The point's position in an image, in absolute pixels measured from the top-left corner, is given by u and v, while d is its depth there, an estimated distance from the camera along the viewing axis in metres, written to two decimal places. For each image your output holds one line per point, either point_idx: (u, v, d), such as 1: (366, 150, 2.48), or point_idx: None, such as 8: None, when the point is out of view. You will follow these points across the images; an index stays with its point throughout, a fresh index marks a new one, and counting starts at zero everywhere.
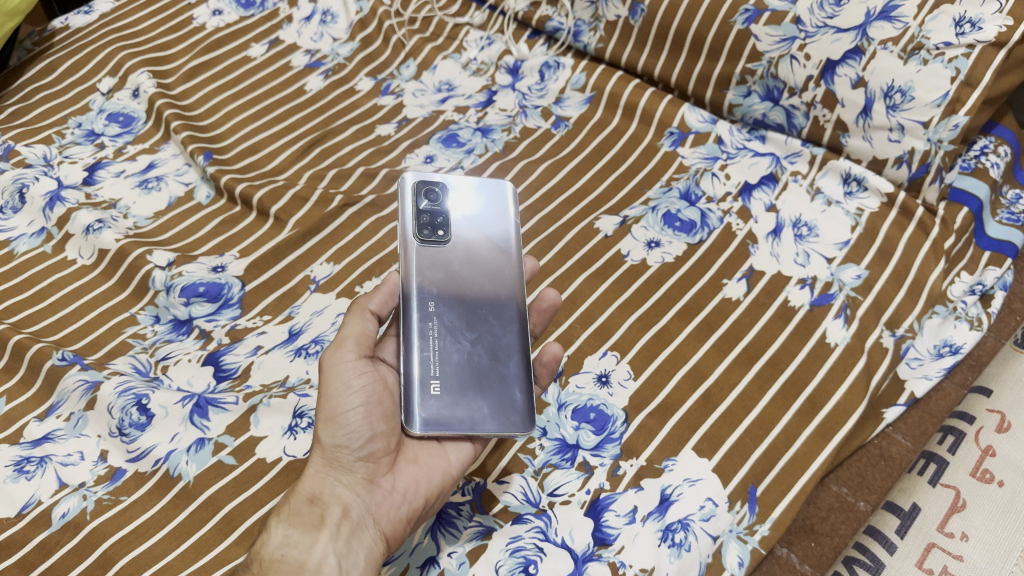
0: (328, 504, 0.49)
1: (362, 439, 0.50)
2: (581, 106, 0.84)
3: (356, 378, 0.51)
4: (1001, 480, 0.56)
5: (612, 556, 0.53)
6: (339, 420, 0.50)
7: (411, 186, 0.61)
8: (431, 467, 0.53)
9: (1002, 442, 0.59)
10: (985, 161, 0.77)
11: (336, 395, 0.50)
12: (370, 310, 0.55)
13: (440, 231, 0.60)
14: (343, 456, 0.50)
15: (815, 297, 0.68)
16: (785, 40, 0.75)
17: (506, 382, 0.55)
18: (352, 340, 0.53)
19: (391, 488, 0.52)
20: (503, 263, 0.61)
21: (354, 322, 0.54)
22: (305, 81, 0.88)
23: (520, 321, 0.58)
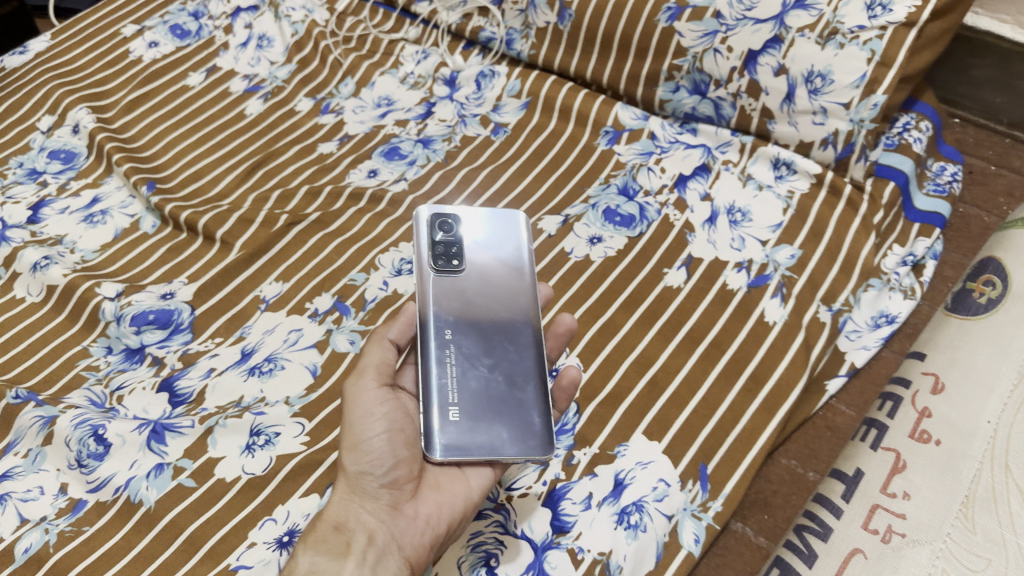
0: (353, 530, 0.50)
1: (384, 464, 0.52)
2: (518, 111, 0.86)
3: (377, 404, 0.53)
4: (938, 439, 0.59)
5: (571, 542, 0.55)
6: (361, 446, 0.52)
7: (422, 219, 0.63)
8: (453, 492, 0.53)
9: (937, 402, 0.61)
10: (908, 137, 0.80)
11: (359, 422, 0.52)
12: (392, 339, 0.57)
13: (454, 260, 0.61)
14: (366, 483, 0.51)
15: (751, 279, 0.70)
16: (707, 35, 0.77)
17: (524, 406, 0.56)
18: (374, 368, 0.55)
19: (415, 515, 0.52)
20: (518, 289, 0.62)
21: (376, 351, 0.56)
22: (245, 105, 0.89)
23: (536, 345, 0.59)
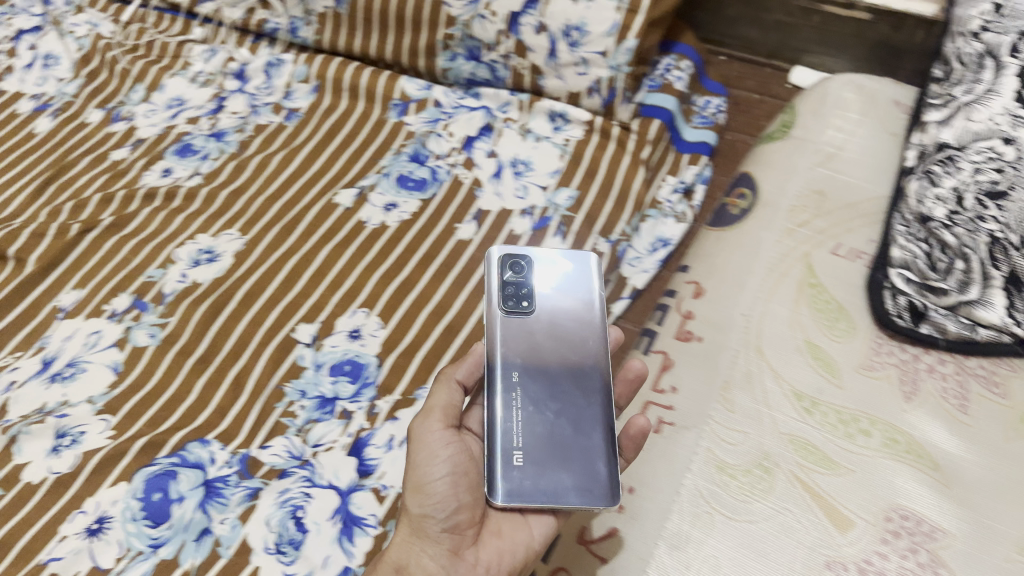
0: (412, 575, 0.51)
1: (448, 508, 0.52)
2: (309, 95, 0.88)
3: (443, 449, 0.53)
4: (700, 336, 0.67)
5: (375, 482, 0.58)
6: (426, 489, 0.52)
7: (495, 258, 0.64)
8: (512, 539, 0.53)
9: (699, 306, 0.69)
10: (670, 77, 0.87)
11: (425, 464, 0.52)
12: (457, 379, 0.58)
13: (524, 302, 0.62)
14: (428, 526, 0.52)
15: (534, 223, 0.75)
16: (470, 3, 0.80)
17: (587, 456, 0.55)
18: (441, 410, 0.55)
19: (476, 562, 0.52)
20: (587, 333, 0.62)
21: (443, 393, 0.57)
22: (33, 125, 0.89)
23: (604, 393, 0.59)
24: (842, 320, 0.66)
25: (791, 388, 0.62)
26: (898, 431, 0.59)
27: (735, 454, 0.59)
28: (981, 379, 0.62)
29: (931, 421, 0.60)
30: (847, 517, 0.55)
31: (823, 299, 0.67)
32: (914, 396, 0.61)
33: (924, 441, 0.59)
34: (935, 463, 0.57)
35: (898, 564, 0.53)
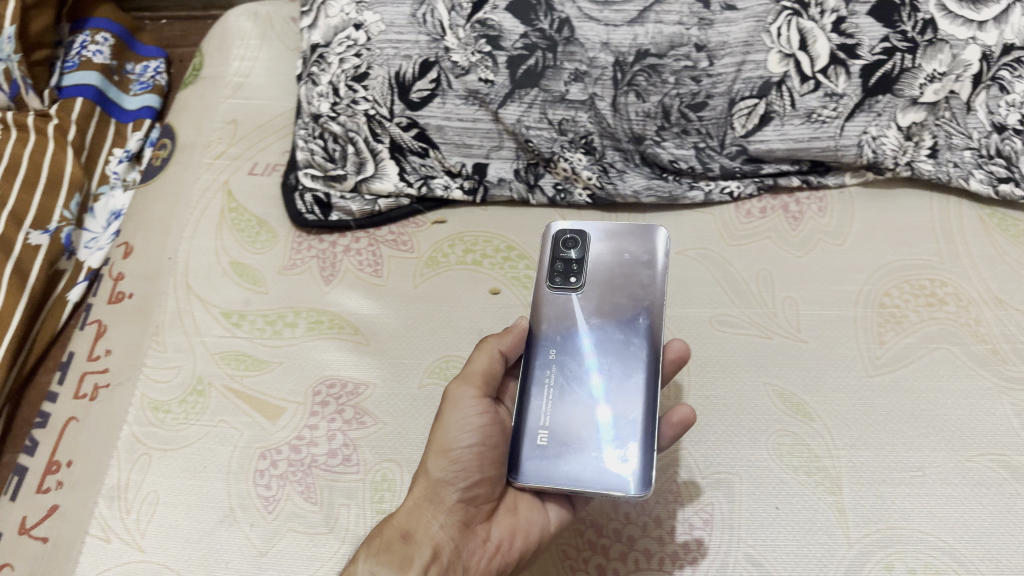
0: (420, 542, 0.48)
1: (469, 478, 0.49)
2: None
3: (473, 415, 0.51)
4: (130, 292, 0.66)
5: None
6: (450, 454, 0.49)
7: (551, 236, 0.59)
8: (527, 522, 0.51)
9: (129, 264, 0.68)
10: (87, 53, 0.85)
11: (452, 429, 0.50)
12: (501, 350, 0.54)
13: (573, 277, 0.57)
14: (445, 492, 0.49)
15: None
16: None
17: (622, 439, 0.50)
18: (479, 378, 0.53)
19: (487, 538, 0.50)
20: (638, 310, 0.55)
21: (479, 362, 0.54)
22: None
23: (648, 372, 0.53)
24: (263, 234, 0.69)
25: (219, 309, 0.65)
26: (321, 312, 0.65)
27: (166, 392, 0.61)
28: (390, 242, 0.69)
29: (348, 293, 0.66)
30: (275, 407, 0.60)
31: (243, 219, 0.70)
32: (332, 277, 0.67)
33: (343, 312, 0.65)
34: (353, 328, 0.64)
35: (326, 428, 0.58)
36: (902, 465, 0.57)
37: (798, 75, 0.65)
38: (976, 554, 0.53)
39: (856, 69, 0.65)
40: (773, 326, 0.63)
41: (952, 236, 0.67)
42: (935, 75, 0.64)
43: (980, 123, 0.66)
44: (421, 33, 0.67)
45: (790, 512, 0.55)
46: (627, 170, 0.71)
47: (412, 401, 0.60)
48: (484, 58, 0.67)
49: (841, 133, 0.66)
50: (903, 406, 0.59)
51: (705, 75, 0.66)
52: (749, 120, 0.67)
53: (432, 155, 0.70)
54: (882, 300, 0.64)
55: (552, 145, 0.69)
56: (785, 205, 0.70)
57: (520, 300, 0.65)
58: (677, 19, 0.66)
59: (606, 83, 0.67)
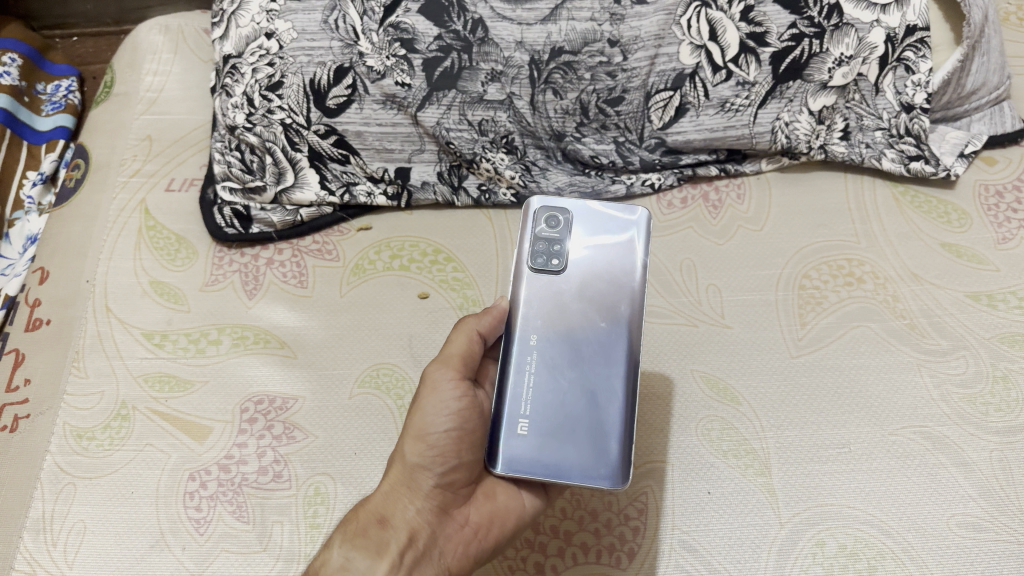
0: (396, 528, 0.46)
1: (447, 463, 0.48)
2: None
3: (454, 399, 0.48)
4: (48, 318, 0.65)
5: None
6: (428, 438, 0.48)
7: (533, 213, 0.55)
8: (505, 508, 0.50)
9: (46, 289, 0.66)
10: None
11: (430, 413, 0.48)
12: (480, 330, 0.52)
13: (555, 260, 0.54)
14: (422, 476, 0.48)
15: None
16: None
17: (602, 433, 0.49)
18: (458, 360, 0.50)
19: (464, 523, 0.49)
20: (622, 300, 0.52)
21: (457, 342, 0.51)
22: None
23: (630, 364, 0.51)
24: (183, 250, 0.69)
25: (140, 331, 0.64)
26: (246, 327, 0.64)
27: (89, 418, 0.59)
28: (314, 252, 0.68)
29: (274, 307, 0.65)
30: (203, 427, 0.59)
31: (161, 237, 0.69)
32: (256, 291, 0.66)
33: (269, 326, 0.64)
34: (280, 342, 0.63)
35: (255, 445, 0.58)
36: (829, 442, 0.58)
37: (709, 65, 0.66)
38: (902, 525, 0.54)
39: (766, 56, 0.66)
40: (697, 314, 0.64)
41: (867, 216, 0.68)
42: (843, 58, 0.65)
43: (890, 104, 0.68)
44: (335, 38, 0.65)
45: (722, 497, 0.56)
46: (550, 166, 0.71)
47: (341, 411, 0.59)
48: (399, 62, 0.66)
49: (754, 121, 0.68)
50: (827, 385, 0.60)
51: (620, 70, 0.67)
52: (665, 113, 0.68)
53: (353, 161, 0.70)
54: (803, 282, 0.65)
55: (473, 146, 0.69)
56: (706, 194, 0.71)
57: (448, 303, 0.65)
58: (589, 15, 0.65)
59: (523, 83, 0.67)
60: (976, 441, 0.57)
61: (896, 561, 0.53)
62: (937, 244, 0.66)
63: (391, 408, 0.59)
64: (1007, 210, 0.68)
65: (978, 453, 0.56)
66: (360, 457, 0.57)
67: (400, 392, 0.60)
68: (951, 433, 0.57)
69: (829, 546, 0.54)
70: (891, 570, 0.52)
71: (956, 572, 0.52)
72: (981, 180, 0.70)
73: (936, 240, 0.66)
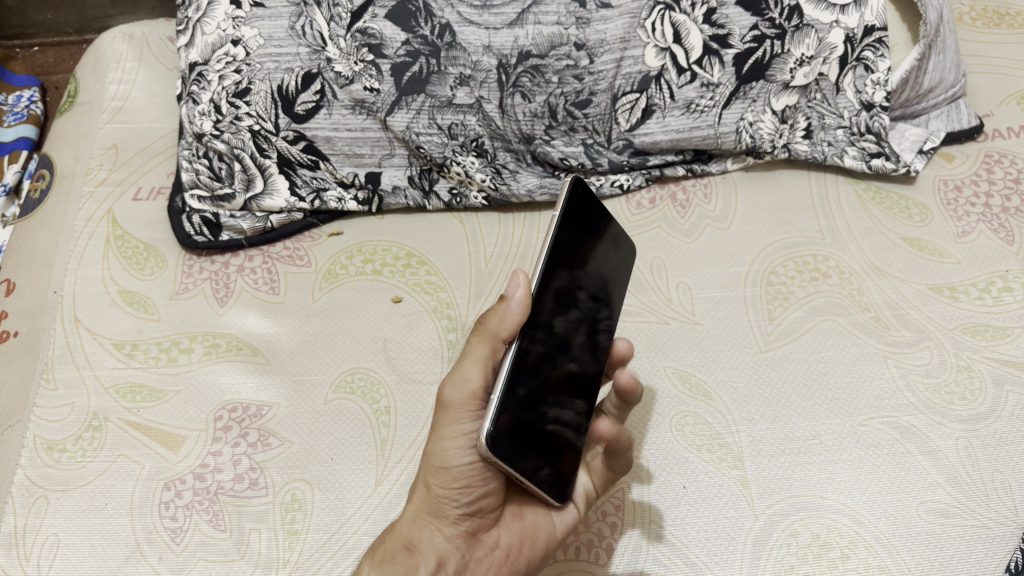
0: (423, 554, 0.48)
1: (472, 494, 0.48)
2: None
3: (477, 429, 0.47)
4: (14, 330, 0.64)
5: None
6: (451, 469, 0.47)
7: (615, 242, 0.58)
8: (533, 527, 0.52)
9: (12, 301, 0.65)
10: None
11: (452, 444, 0.47)
12: (505, 339, 0.46)
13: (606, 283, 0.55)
14: (447, 506, 0.48)
15: None
16: None
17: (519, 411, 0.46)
18: (475, 389, 0.47)
19: (492, 546, 0.51)
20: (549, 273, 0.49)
21: (471, 374, 0.46)
22: None
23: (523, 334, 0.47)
24: (151, 259, 0.68)
25: (110, 341, 0.63)
26: (218, 335, 0.63)
27: (59, 431, 0.58)
28: (286, 258, 0.68)
29: (246, 314, 0.65)
30: (177, 436, 0.58)
31: (129, 245, 0.69)
32: (227, 299, 0.66)
33: (242, 333, 0.64)
34: (253, 349, 0.63)
35: (230, 453, 0.58)
36: (800, 434, 0.59)
37: (674, 68, 0.67)
38: (872, 514, 0.55)
39: (729, 58, 0.67)
40: (669, 311, 0.65)
41: (831, 212, 0.70)
42: (804, 59, 0.67)
43: (851, 102, 0.70)
44: (302, 45, 0.66)
45: (697, 490, 0.57)
46: (520, 169, 0.71)
47: (317, 416, 0.59)
48: (367, 67, 0.66)
49: (719, 121, 0.69)
50: (797, 378, 0.61)
51: (586, 73, 0.67)
52: (632, 115, 0.69)
53: (323, 167, 0.70)
54: (770, 278, 0.66)
55: (443, 149, 0.69)
56: (674, 194, 0.72)
57: (422, 306, 0.65)
58: (556, 19, 0.66)
59: (491, 86, 0.67)
60: (941, 429, 0.58)
61: (867, 548, 0.54)
62: (899, 238, 0.68)
63: (367, 412, 0.59)
64: (966, 204, 0.69)
65: (943, 441, 0.58)
66: (337, 462, 0.57)
67: (375, 396, 0.60)
68: (918, 422, 0.59)
69: (803, 536, 0.55)
70: (863, 557, 0.54)
71: (926, 559, 0.53)
72: (940, 175, 0.71)
73: (898, 235, 0.68)
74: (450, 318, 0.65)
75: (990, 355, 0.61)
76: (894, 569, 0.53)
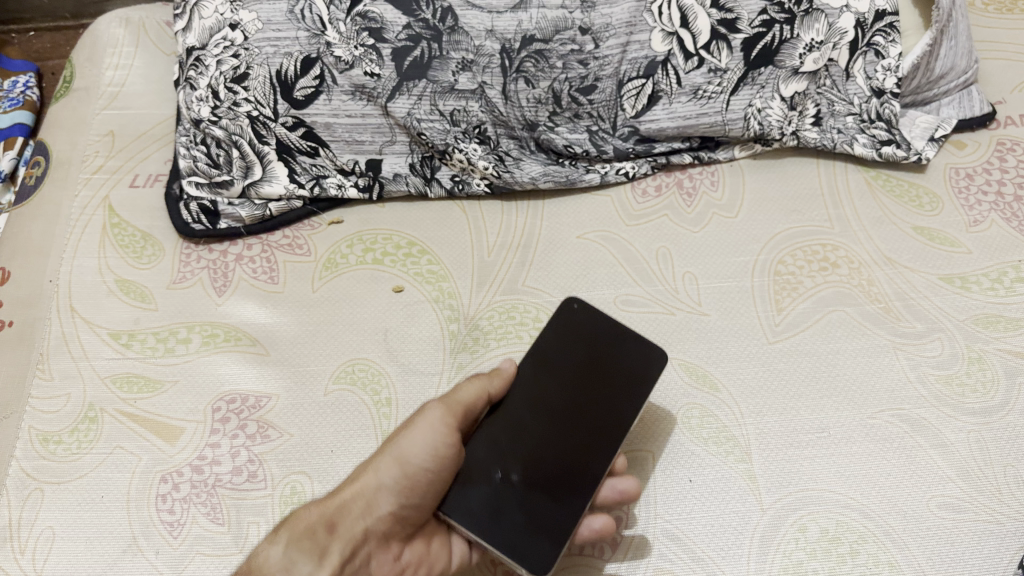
0: (343, 534, 0.46)
1: (407, 495, 0.48)
2: None
3: (443, 442, 0.48)
4: (10, 320, 0.63)
5: None
6: (403, 463, 0.47)
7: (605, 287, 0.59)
8: (434, 558, 0.51)
9: (7, 290, 0.64)
10: None
11: (415, 444, 0.47)
12: (491, 389, 0.51)
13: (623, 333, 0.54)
14: (382, 500, 0.48)
15: None
16: None
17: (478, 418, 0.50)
18: (459, 408, 0.49)
19: (399, 557, 0.49)
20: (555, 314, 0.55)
21: (463, 393, 0.49)
22: None
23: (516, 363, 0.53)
24: (148, 247, 0.67)
25: (107, 330, 0.62)
26: (216, 325, 0.62)
27: (55, 422, 0.57)
28: (285, 247, 0.67)
29: (244, 303, 0.64)
30: (175, 428, 0.57)
31: (126, 233, 0.67)
32: (225, 288, 0.64)
33: (240, 323, 0.63)
34: (252, 339, 0.62)
35: (229, 445, 0.57)
36: (808, 427, 0.58)
37: (681, 53, 0.66)
38: (883, 509, 0.54)
39: (737, 43, 0.65)
40: (675, 302, 0.64)
41: (840, 201, 0.68)
42: (813, 44, 0.65)
43: (860, 89, 0.68)
44: (301, 28, 0.64)
45: (703, 484, 0.56)
46: (524, 157, 0.70)
47: (317, 408, 0.58)
48: (368, 52, 0.64)
49: (727, 108, 0.67)
50: (805, 370, 0.60)
51: (591, 58, 0.66)
52: (638, 101, 0.68)
53: (323, 154, 0.68)
54: (778, 268, 0.65)
55: (445, 136, 0.68)
56: (680, 182, 0.70)
57: (423, 296, 0.64)
58: (560, 2, 0.65)
59: (495, 72, 0.65)
60: (953, 423, 0.57)
61: (877, 544, 0.53)
62: (909, 228, 0.67)
63: (368, 404, 0.58)
64: (978, 192, 0.68)
65: (955, 435, 0.57)
66: (337, 454, 0.56)
67: (376, 387, 0.59)
68: (929, 415, 0.58)
69: (811, 531, 0.53)
70: (873, 552, 0.53)
71: (936, 553, 0.52)
72: (951, 164, 0.70)
73: (908, 224, 0.67)
74: (452, 308, 0.63)
75: (1002, 347, 0.60)
76: (904, 566, 0.52)
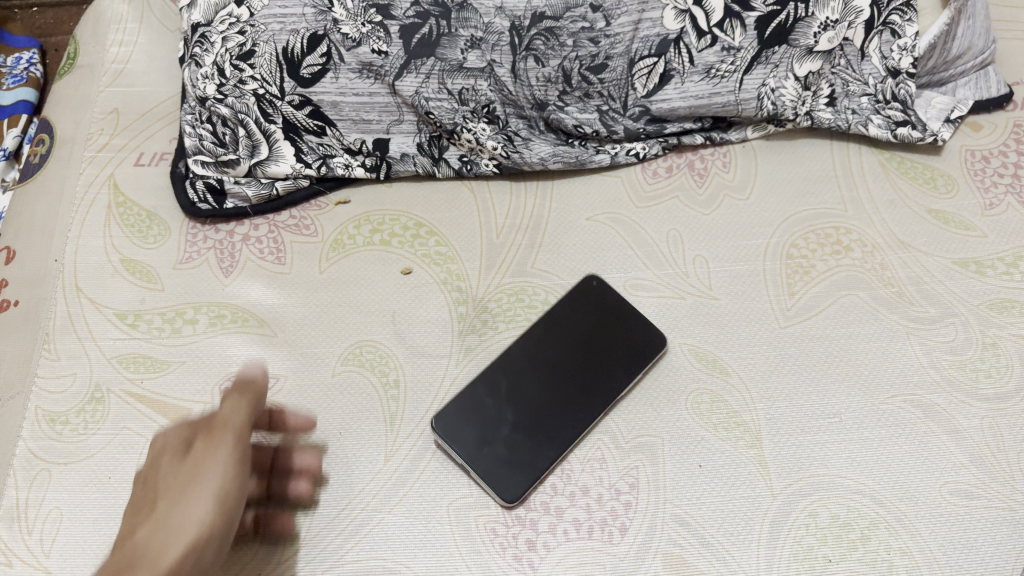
0: (194, 520, 0.46)
1: (232, 484, 0.47)
2: None
3: (231, 441, 0.49)
4: (15, 300, 0.62)
5: None
6: (198, 468, 0.48)
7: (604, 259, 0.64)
8: (280, 491, 0.53)
9: (12, 270, 0.64)
10: None
11: (205, 463, 0.48)
12: (257, 401, 0.51)
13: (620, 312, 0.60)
14: (176, 514, 0.46)
15: None
16: None
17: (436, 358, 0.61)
18: (251, 396, 0.51)
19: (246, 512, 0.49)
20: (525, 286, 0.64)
21: (236, 416, 0.50)
22: None
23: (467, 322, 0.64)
24: (154, 227, 0.66)
25: (113, 311, 0.62)
26: (223, 306, 0.62)
27: (61, 403, 0.57)
28: (292, 227, 0.66)
29: (251, 284, 0.63)
30: (183, 409, 0.57)
31: (131, 213, 0.67)
32: (232, 269, 0.64)
33: (247, 304, 0.62)
34: (259, 320, 0.61)
35: None
36: (820, 413, 0.57)
37: (694, 31, 0.65)
38: (894, 495, 0.54)
39: (751, 20, 0.64)
40: (685, 286, 0.63)
41: (854, 183, 0.67)
42: (828, 23, 0.65)
43: (875, 69, 0.68)
44: (308, 5, 0.64)
45: (713, 470, 0.55)
46: (533, 137, 0.69)
47: (324, 390, 0.58)
48: (375, 29, 0.64)
49: (739, 87, 0.66)
50: (816, 354, 0.59)
51: (602, 36, 0.66)
52: (649, 80, 0.67)
53: (329, 133, 0.67)
54: (791, 250, 0.64)
55: (453, 116, 0.67)
56: (691, 162, 0.69)
57: (432, 278, 0.63)
58: None
59: (504, 49, 0.65)
60: (966, 409, 0.57)
61: (888, 530, 0.53)
62: (923, 210, 0.66)
63: (376, 386, 0.58)
64: (994, 175, 0.67)
65: (968, 421, 0.56)
66: (345, 437, 0.56)
67: (385, 369, 0.59)
68: (942, 400, 0.57)
69: (822, 517, 0.53)
70: (884, 539, 0.52)
71: (948, 539, 0.52)
72: (967, 145, 0.69)
73: (922, 207, 0.66)
74: (460, 291, 0.63)
75: (1017, 333, 0.60)
76: (915, 552, 0.52)
